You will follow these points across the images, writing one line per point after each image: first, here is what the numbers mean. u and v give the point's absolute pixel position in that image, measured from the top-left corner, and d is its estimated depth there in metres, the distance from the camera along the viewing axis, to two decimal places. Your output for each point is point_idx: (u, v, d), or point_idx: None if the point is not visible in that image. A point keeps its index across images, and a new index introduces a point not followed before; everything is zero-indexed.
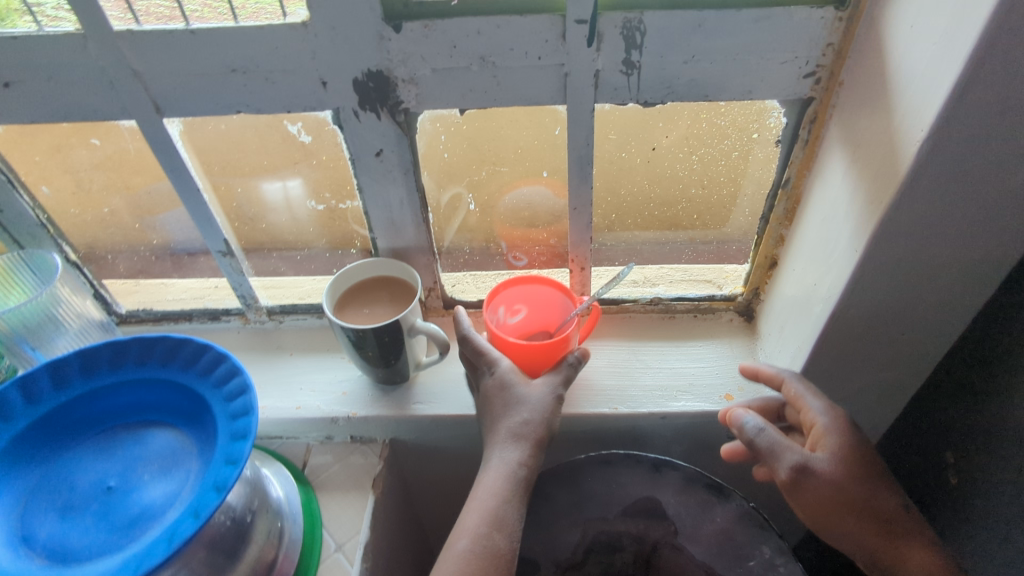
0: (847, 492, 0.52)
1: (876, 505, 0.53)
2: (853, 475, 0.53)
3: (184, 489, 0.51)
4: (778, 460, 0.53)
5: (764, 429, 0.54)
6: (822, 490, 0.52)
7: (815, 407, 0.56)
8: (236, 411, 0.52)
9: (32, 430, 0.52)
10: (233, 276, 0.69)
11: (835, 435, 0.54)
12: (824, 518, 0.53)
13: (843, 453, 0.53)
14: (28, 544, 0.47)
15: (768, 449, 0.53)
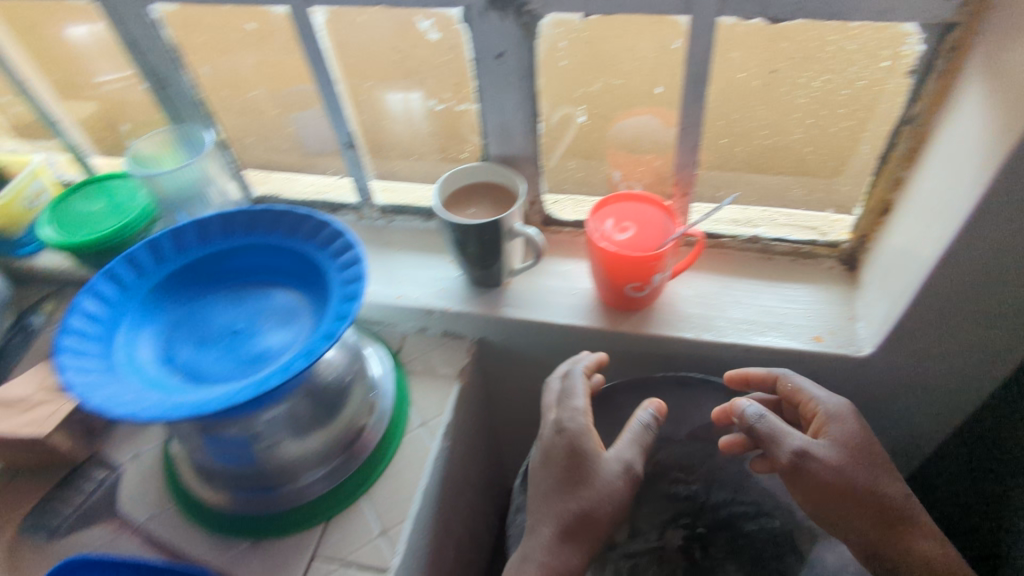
0: (848, 477, 0.52)
1: (878, 493, 0.53)
2: (860, 461, 0.53)
3: (298, 340, 0.57)
4: (779, 446, 0.53)
5: (764, 416, 0.55)
6: (825, 475, 0.52)
7: (817, 397, 0.57)
8: (348, 279, 0.57)
9: (179, 273, 0.61)
10: (354, 170, 0.75)
11: (837, 424, 0.55)
12: (825, 507, 0.53)
13: (844, 441, 0.54)
14: (170, 363, 0.55)
15: (769, 434, 0.54)
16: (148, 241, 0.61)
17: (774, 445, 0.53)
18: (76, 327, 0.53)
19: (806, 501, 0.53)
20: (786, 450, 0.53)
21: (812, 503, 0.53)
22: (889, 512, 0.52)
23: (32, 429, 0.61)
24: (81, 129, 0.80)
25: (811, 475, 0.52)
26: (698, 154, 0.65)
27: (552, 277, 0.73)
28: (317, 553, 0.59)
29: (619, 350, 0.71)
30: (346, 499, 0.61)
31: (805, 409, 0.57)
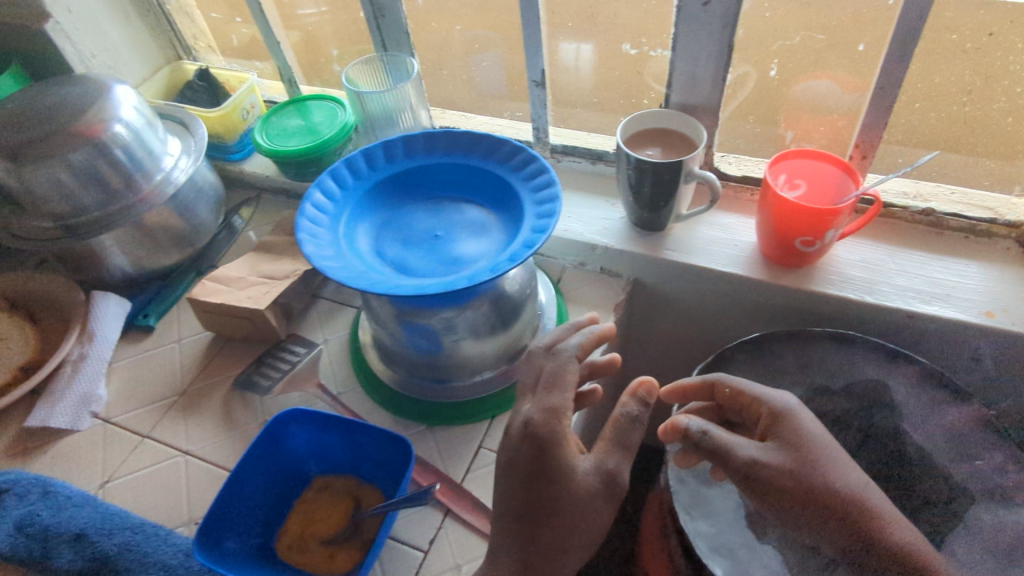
0: (805, 477, 0.50)
1: (840, 491, 0.50)
2: (797, 457, 0.50)
3: (491, 250, 0.63)
4: (732, 455, 0.51)
5: (708, 429, 0.51)
6: (773, 479, 0.50)
7: (760, 396, 0.55)
8: (542, 199, 0.62)
9: (387, 181, 0.68)
10: (536, 107, 0.80)
11: (780, 419, 0.53)
12: (792, 510, 0.50)
13: (791, 438, 0.52)
14: (381, 256, 0.63)
15: (713, 450, 0.51)
16: (362, 150, 0.69)
17: (726, 458, 0.51)
18: (310, 215, 0.61)
19: (765, 503, 0.51)
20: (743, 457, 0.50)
21: (770, 505, 0.51)
22: (860, 517, 0.49)
23: (251, 303, 0.71)
24: (294, 52, 0.90)
25: (770, 482, 0.50)
26: (889, 117, 0.66)
27: (714, 228, 0.76)
28: (484, 444, 0.66)
29: (774, 303, 0.73)
30: (510, 402, 0.68)
31: (754, 408, 0.55)
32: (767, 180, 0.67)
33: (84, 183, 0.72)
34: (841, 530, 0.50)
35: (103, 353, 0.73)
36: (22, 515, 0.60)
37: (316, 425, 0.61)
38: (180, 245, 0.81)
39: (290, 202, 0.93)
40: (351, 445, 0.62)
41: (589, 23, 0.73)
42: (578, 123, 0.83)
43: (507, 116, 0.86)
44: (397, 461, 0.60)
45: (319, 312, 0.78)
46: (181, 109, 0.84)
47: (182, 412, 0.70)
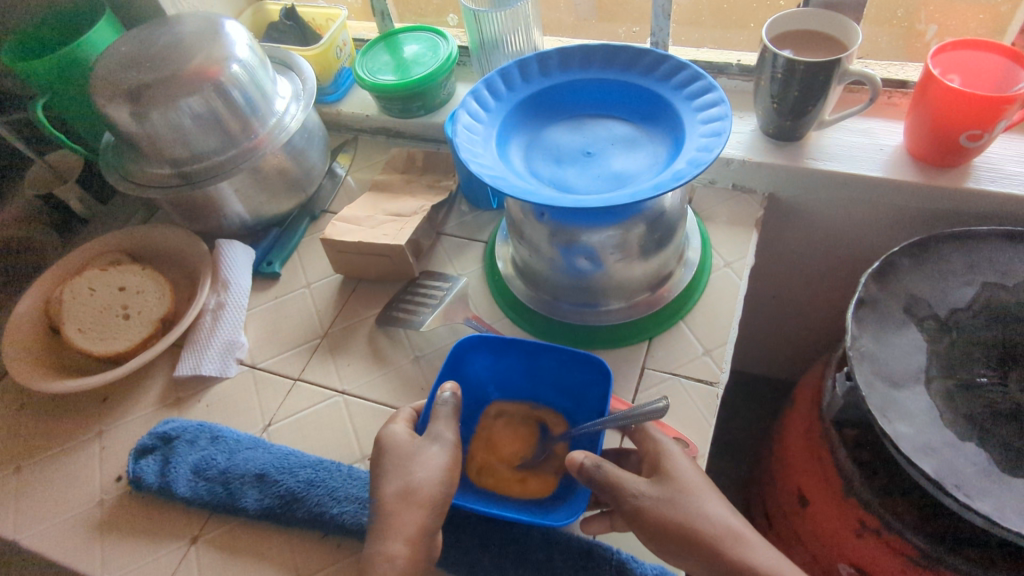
0: (679, 511, 0.47)
1: (703, 522, 0.47)
2: (679, 493, 0.48)
3: (652, 163, 0.61)
4: (619, 489, 0.48)
5: (600, 465, 0.48)
6: (661, 517, 0.47)
7: (656, 434, 0.52)
8: (703, 105, 0.60)
9: (526, 102, 0.66)
10: (659, 19, 0.75)
11: (672, 451, 0.51)
12: (664, 547, 0.47)
13: (669, 473, 0.49)
14: (538, 176, 0.61)
15: (606, 480, 0.48)
16: (499, 71, 0.66)
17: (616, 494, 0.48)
18: (465, 136, 0.59)
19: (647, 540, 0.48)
20: (629, 494, 0.48)
21: (652, 541, 0.47)
22: (726, 559, 0.46)
23: (389, 239, 0.69)
24: None
25: (649, 517, 0.47)
26: None
27: (855, 134, 0.73)
28: (647, 363, 0.64)
29: (925, 206, 0.71)
30: (667, 321, 0.67)
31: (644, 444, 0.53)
32: (927, 71, 0.64)
33: (204, 127, 0.69)
34: (705, 565, 0.47)
35: (240, 301, 0.71)
36: (198, 460, 0.60)
37: (492, 351, 0.60)
38: (293, 190, 0.79)
39: (390, 143, 0.90)
40: (532, 371, 0.61)
41: None
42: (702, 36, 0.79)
43: (621, 35, 0.82)
44: (588, 386, 0.59)
45: (448, 248, 0.76)
46: (281, 48, 0.81)
47: (329, 353, 0.69)
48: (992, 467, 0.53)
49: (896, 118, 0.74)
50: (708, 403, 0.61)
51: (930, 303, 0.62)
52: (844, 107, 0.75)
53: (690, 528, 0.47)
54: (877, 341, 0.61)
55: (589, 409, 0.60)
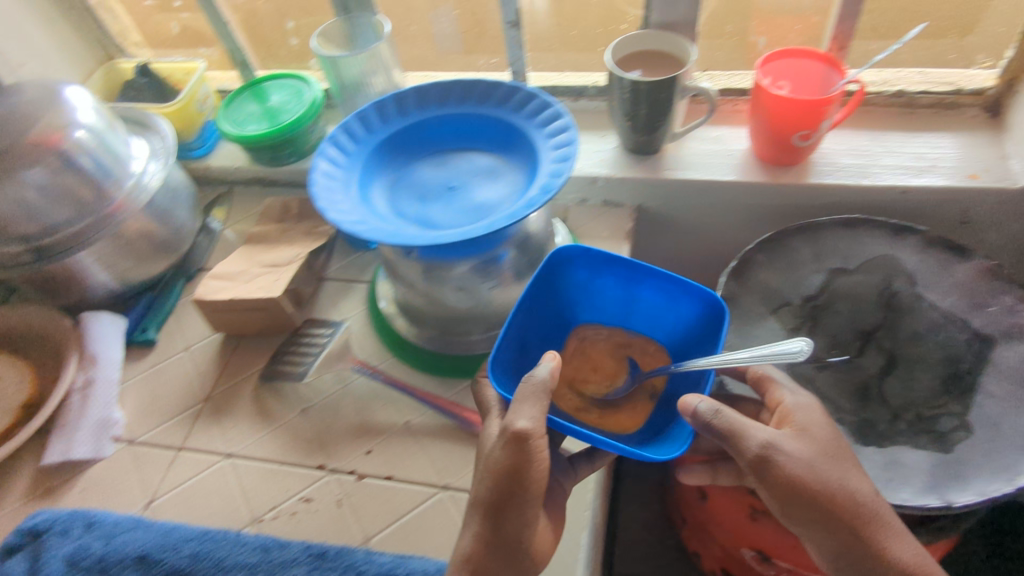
0: (817, 472, 0.49)
1: (851, 499, 0.49)
2: (823, 459, 0.50)
3: (511, 191, 0.63)
4: (743, 437, 0.48)
5: (720, 412, 0.48)
6: (790, 470, 0.48)
7: (784, 389, 0.56)
8: (553, 132, 0.62)
9: (387, 142, 0.66)
10: (512, 50, 0.78)
11: (799, 413, 0.53)
12: (788, 505, 0.49)
13: (811, 434, 0.51)
14: (403, 215, 0.61)
15: (729, 429, 0.48)
16: (356, 114, 0.67)
17: (742, 445, 0.48)
18: (323, 183, 0.59)
19: (771, 496, 0.49)
20: (752, 445, 0.48)
21: (778, 499, 0.49)
22: (865, 537, 0.49)
23: (264, 292, 0.68)
24: (244, 33, 0.85)
25: (778, 471, 0.48)
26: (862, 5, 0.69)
27: (707, 141, 0.78)
28: None
29: (775, 203, 0.76)
30: None
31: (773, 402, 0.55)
32: (757, 83, 0.69)
33: (53, 198, 0.65)
34: (841, 543, 0.50)
35: (111, 375, 0.68)
36: (72, 551, 0.55)
37: (591, 271, 0.63)
38: (163, 251, 0.76)
39: (265, 192, 0.88)
40: (630, 299, 0.64)
41: None
42: (555, 63, 0.82)
43: (481, 67, 0.84)
44: (694, 323, 0.61)
45: (330, 293, 0.75)
46: (135, 107, 0.79)
47: (213, 417, 0.66)
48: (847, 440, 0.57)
49: (741, 123, 0.80)
50: None
51: (783, 293, 0.67)
52: (694, 117, 0.80)
53: (819, 484, 0.48)
54: (740, 336, 0.65)
55: (683, 341, 0.63)
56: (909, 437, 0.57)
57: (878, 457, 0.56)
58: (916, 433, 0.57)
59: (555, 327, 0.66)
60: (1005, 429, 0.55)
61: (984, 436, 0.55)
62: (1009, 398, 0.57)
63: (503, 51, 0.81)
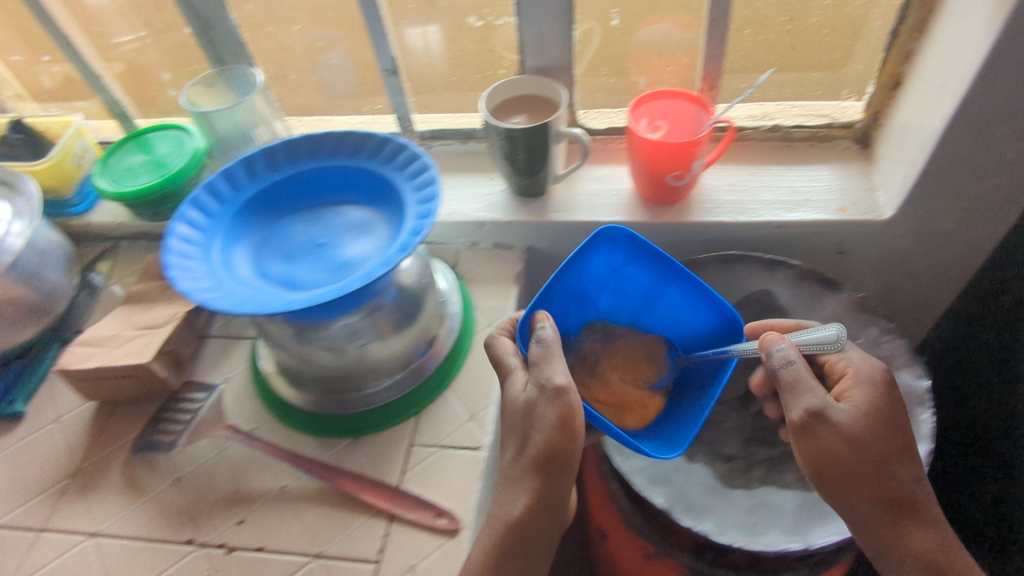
0: (865, 452, 0.50)
1: (888, 484, 0.50)
2: (874, 438, 0.51)
3: (379, 245, 0.62)
4: (795, 398, 0.51)
5: (792, 363, 0.52)
6: (831, 442, 0.50)
7: (850, 359, 0.56)
8: (420, 185, 0.62)
9: (255, 198, 0.65)
10: (395, 96, 0.78)
11: (864, 386, 0.54)
12: (822, 473, 0.51)
13: (861, 409, 0.52)
14: (266, 275, 0.60)
15: (792, 383, 0.52)
16: (222, 171, 0.65)
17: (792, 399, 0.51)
18: (178, 249, 0.57)
19: (806, 461, 0.51)
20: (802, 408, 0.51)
21: (811, 466, 0.51)
22: (892, 520, 0.50)
23: (132, 359, 0.65)
24: (121, 85, 0.83)
25: (818, 442, 0.50)
26: (725, 47, 0.70)
27: (593, 181, 0.79)
28: (414, 440, 0.65)
29: (658, 240, 0.77)
30: (432, 393, 0.68)
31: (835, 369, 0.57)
32: (631, 129, 0.70)
33: None
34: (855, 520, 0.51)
35: None
36: None
37: (627, 258, 0.64)
38: (33, 316, 0.73)
39: (152, 245, 0.86)
40: (651, 297, 0.67)
41: (407, 29, 0.73)
42: (440, 108, 0.81)
43: (368, 113, 0.83)
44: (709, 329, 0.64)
45: (212, 351, 0.73)
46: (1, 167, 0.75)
47: (80, 493, 0.63)
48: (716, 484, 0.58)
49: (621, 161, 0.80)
50: (472, 468, 0.62)
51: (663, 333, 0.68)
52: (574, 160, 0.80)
53: (860, 461, 0.50)
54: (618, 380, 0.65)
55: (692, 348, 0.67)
56: (776, 479, 0.58)
57: (745, 501, 0.56)
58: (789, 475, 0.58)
59: (576, 315, 0.67)
60: None
61: None
62: None
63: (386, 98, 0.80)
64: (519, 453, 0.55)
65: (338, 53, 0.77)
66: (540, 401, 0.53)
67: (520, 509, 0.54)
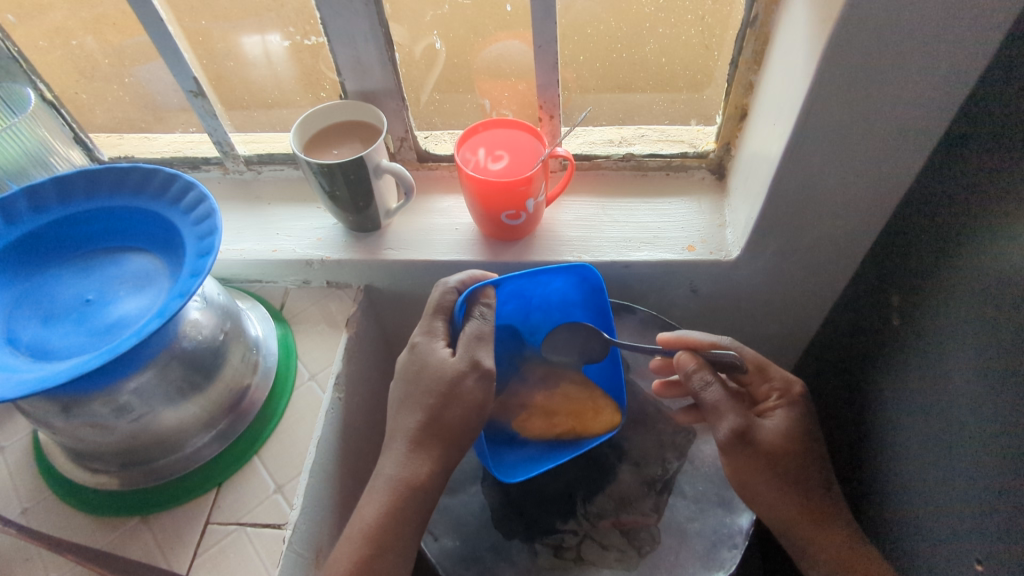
0: (788, 461, 0.53)
1: (810, 487, 0.53)
2: (796, 449, 0.54)
3: (154, 302, 0.54)
4: (720, 419, 0.53)
5: (711, 386, 0.53)
6: (755, 456, 0.52)
7: (774, 378, 0.58)
8: (202, 233, 0.54)
9: (13, 246, 0.56)
10: (207, 120, 0.72)
11: (788, 407, 0.56)
12: (748, 480, 0.53)
13: (787, 428, 0.55)
14: (12, 343, 0.51)
15: (714, 404, 0.53)
16: None
17: (716, 418, 0.53)
18: None
19: (733, 473, 0.53)
20: (727, 427, 0.52)
21: (738, 476, 0.53)
22: (811, 520, 0.53)
23: None
24: None
25: (747, 456, 0.52)
26: (559, 73, 0.66)
27: (433, 215, 0.74)
28: (211, 518, 0.57)
29: None
30: (236, 462, 0.60)
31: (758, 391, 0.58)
32: (459, 164, 0.64)
33: None
34: (779, 521, 0.54)
35: None
36: None
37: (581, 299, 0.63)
38: None
39: None
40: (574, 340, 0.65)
41: (240, 38, 0.68)
42: (261, 127, 0.77)
43: (194, 133, 0.79)
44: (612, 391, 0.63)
45: None
46: None
47: None
48: (531, 566, 0.56)
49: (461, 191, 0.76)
50: (271, 551, 0.55)
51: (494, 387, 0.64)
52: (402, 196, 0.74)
53: (779, 472, 0.52)
54: None
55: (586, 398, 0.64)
56: (596, 556, 0.56)
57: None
58: (610, 552, 0.56)
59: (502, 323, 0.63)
60: (692, 536, 0.56)
61: (672, 544, 0.56)
62: (701, 500, 0.58)
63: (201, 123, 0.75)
64: (427, 421, 0.51)
65: (154, 69, 0.71)
66: (468, 376, 0.52)
67: (425, 475, 0.51)
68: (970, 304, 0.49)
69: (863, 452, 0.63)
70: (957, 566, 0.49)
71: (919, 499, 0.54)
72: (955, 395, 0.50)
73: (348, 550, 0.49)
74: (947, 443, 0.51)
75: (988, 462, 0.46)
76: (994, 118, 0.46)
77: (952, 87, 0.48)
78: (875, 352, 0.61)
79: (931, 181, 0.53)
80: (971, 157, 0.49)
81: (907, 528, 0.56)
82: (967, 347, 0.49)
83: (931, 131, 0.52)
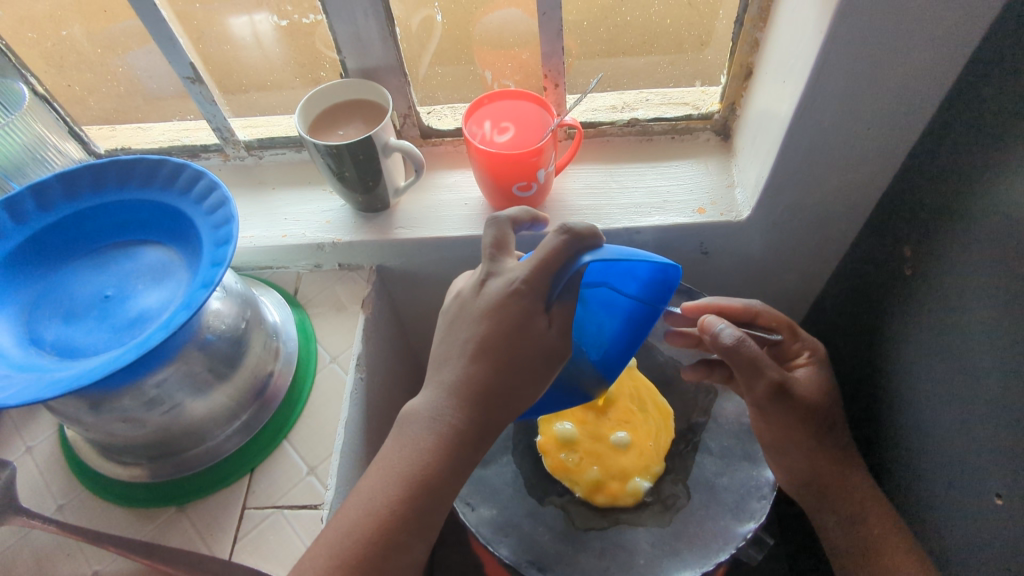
0: (822, 415, 0.56)
1: (833, 437, 0.57)
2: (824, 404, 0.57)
3: (176, 294, 0.53)
4: (760, 376, 0.53)
5: (741, 340, 0.51)
6: (794, 411, 0.55)
7: (803, 340, 0.61)
8: (218, 221, 0.53)
9: (25, 246, 0.55)
10: (205, 106, 0.71)
11: (818, 366, 0.60)
12: (784, 434, 0.56)
13: (816, 383, 0.58)
14: (36, 344, 0.50)
15: (748, 359, 0.52)
16: None
17: (755, 378, 0.53)
18: None
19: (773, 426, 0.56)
20: (767, 382, 0.53)
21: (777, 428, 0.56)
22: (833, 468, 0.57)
23: None
24: None
25: (786, 410, 0.55)
26: (563, 40, 0.65)
27: (442, 191, 0.74)
28: (247, 503, 0.58)
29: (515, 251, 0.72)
30: (267, 447, 0.60)
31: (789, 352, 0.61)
32: (466, 138, 0.64)
33: None
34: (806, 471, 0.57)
35: None
36: None
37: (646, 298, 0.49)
38: None
39: None
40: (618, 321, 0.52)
41: (229, 20, 0.67)
42: (258, 112, 0.76)
43: (191, 120, 0.77)
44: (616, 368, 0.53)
45: (14, 416, 0.64)
46: None
47: None
48: (566, 528, 0.58)
49: (467, 166, 0.76)
50: (311, 531, 0.56)
51: None
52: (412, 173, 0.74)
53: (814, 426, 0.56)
54: None
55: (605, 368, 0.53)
56: (627, 516, 0.58)
57: (597, 544, 0.56)
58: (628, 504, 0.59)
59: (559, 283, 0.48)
60: (720, 490, 0.58)
61: (701, 499, 0.58)
62: (727, 455, 0.61)
63: (199, 110, 0.74)
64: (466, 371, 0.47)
65: (144, 55, 0.70)
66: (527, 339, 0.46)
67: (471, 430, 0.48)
68: (983, 249, 0.50)
69: (875, 401, 0.64)
70: (970, 503, 0.51)
71: (933, 441, 0.56)
72: (969, 340, 0.51)
73: (386, 495, 0.46)
74: (961, 388, 0.52)
75: (1003, 401, 0.47)
76: (1004, 65, 0.47)
77: (961, 35, 0.49)
78: (887, 301, 0.62)
79: (941, 129, 0.54)
80: (981, 103, 0.49)
81: (921, 469, 0.57)
82: (979, 293, 0.50)
83: (942, 79, 0.52)
